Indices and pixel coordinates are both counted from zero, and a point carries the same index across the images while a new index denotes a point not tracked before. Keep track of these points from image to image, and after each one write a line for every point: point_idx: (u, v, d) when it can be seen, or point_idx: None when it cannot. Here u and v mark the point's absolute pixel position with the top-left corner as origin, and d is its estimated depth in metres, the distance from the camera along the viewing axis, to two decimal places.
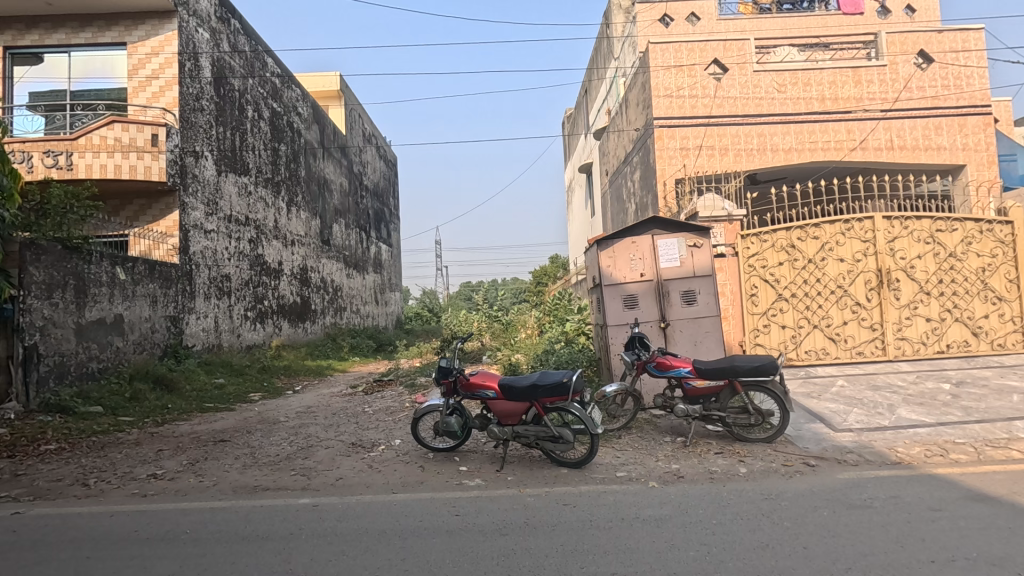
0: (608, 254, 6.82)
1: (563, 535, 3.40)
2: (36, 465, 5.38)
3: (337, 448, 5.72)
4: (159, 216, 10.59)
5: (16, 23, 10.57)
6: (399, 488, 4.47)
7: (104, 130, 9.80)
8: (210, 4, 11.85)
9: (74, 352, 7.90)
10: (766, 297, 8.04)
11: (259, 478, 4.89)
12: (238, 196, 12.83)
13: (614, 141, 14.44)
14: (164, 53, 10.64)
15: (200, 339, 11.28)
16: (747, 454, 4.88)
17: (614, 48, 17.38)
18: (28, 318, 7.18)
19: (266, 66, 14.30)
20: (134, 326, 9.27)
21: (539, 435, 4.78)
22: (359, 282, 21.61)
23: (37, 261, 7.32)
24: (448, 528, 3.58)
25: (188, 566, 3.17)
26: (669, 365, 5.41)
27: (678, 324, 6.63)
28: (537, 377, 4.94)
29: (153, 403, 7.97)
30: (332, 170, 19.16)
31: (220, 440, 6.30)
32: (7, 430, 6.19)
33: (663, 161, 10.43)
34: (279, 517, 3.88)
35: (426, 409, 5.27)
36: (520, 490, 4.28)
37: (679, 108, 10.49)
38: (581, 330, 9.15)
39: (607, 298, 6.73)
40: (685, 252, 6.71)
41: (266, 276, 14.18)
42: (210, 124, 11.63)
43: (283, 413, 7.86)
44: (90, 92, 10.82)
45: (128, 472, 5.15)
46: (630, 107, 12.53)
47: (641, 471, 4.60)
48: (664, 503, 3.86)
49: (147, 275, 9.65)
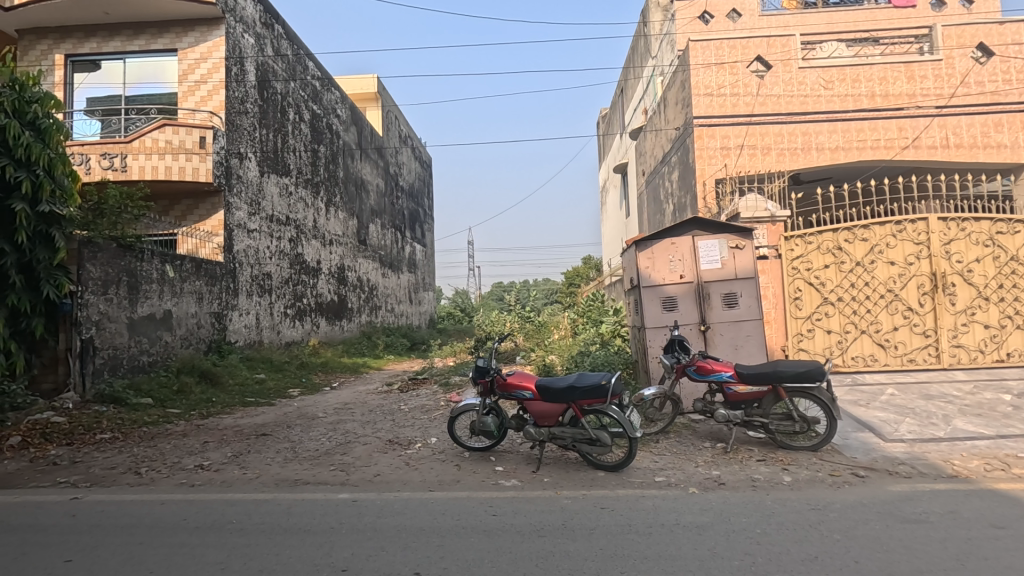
0: (646, 255, 6.74)
1: (602, 538, 3.36)
2: (92, 453, 5.64)
3: (374, 445, 5.80)
4: (205, 216, 10.94)
5: (77, 32, 11.13)
6: (436, 486, 4.50)
7: (155, 134, 10.19)
8: (255, 10, 12.24)
9: (127, 346, 8.26)
10: (810, 301, 7.79)
11: (299, 472, 5.01)
12: (280, 196, 13.19)
13: (651, 141, 14.24)
14: (212, 58, 11.01)
15: (242, 335, 11.62)
16: (792, 462, 4.74)
17: (652, 46, 17.11)
18: (86, 312, 7.52)
19: (307, 69, 14.66)
20: (181, 321, 9.62)
21: (577, 437, 4.74)
22: (394, 282, 21.92)
23: (93, 258, 7.67)
24: (486, 528, 3.58)
25: (235, 556, 3.25)
26: (710, 368, 5.29)
27: (719, 327, 6.48)
28: (575, 379, 4.90)
29: (200, 397, 8.27)
30: (369, 171, 19.49)
31: (263, 433, 6.48)
32: (66, 419, 6.50)
33: (703, 161, 10.22)
34: (321, 512, 3.96)
35: (462, 409, 5.30)
36: (557, 492, 4.25)
37: (720, 107, 10.28)
38: (616, 332, 9.08)
39: (645, 299, 6.65)
40: (727, 253, 6.56)
41: (305, 275, 14.53)
42: (254, 127, 12.00)
43: (321, 409, 8.02)
44: (143, 97, 11.27)
45: (176, 462, 5.35)
46: (668, 107, 12.35)
47: (680, 476, 4.52)
48: (706, 510, 3.77)
49: (194, 273, 9.99)
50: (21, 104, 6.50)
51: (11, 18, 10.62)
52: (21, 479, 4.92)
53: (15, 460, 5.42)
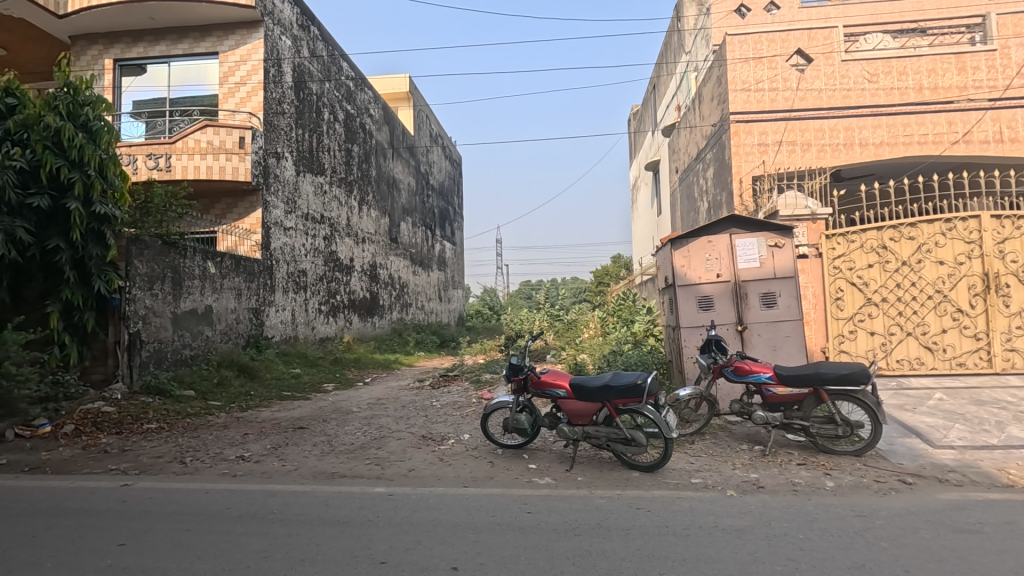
0: (682, 253, 6.65)
1: (638, 539, 3.33)
2: (140, 442, 5.86)
3: (408, 440, 5.88)
4: (244, 214, 11.25)
5: (124, 38, 11.57)
6: (470, 482, 4.54)
7: (197, 135, 10.50)
8: (293, 12, 12.50)
9: (171, 340, 8.55)
10: (852, 302, 7.57)
11: (336, 465, 5.11)
12: (315, 195, 13.46)
13: (685, 138, 14.00)
14: (251, 61, 11.30)
15: (279, 330, 11.91)
16: (834, 467, 4.60)
17: (686, 41, 16.83)
18: (133, 307, 7.80)
19: (341, 69, 14.91)
20: (221, 317, 9.91)
21: (611, 436, 4.71)
22: (424, 279, 22.13)
23: (141, 255, 7.95)
24: (521, 525, 3.59)
25: (277, 545, 3.34)
26: (747, 369, 5.17)
27: (756, 328, 6.34)
28: (609, 378, 4.86)
29: (238, 389, 8.51)
30: (400, 169, 19.72)
31: (300, 427, 6.64)
32: (115, 409, 6.77)
33: (739, 158, 10.03)
34: (358, 504, 4.04)
35: (496, 406, 5.32)
36: (591, 491, 4.23)
37: (758, 102, 10.06)
38: (649, 331, 9.00)
39: (680, 299, 6.56)
40: (765, 252, 6.42)
41: (339, 272, 14.79)
42: (291, 127, 12.27)
43: (355, 404, 8.15)
44: (186, 99, 11.62)
45: (218, 453, 5.52)
46: (703, 102, 12.14)
47: (717, 478, 4.44)
48: (744, 514, 3.70)
49: (233, 269, 10.27)
50: (74, 108, 6.83)
51: (65, 25, 11.10)
52: (75, 465, 5.16)
53: (70, 447, 5.68)
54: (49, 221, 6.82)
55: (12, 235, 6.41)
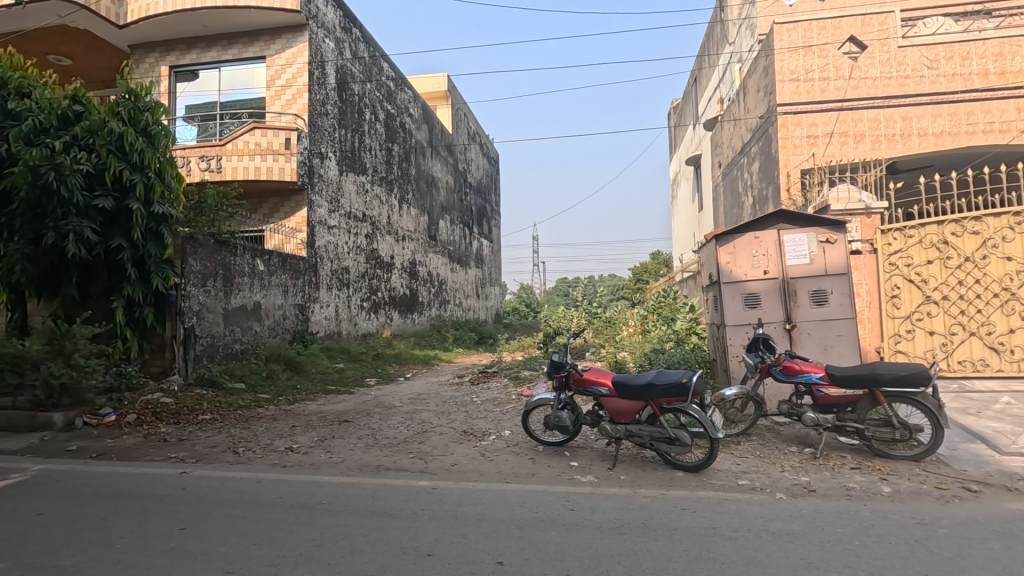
0: (727, 249, 6.48)
1: (684, 540, 3.28)
2: (196, 432, 6.13)
3: (450, 435, 5.95)
4: (290, 212, 11.61)
5: (179, 45, 12.07)
6: (512, 478, 4.56)
7: (246, 136, 10.90)
8: (336, 15, 12.79)
9: (223, 335, 8.90)
10: (910, 300, 7.23)
11: (380, 458, 5.23)
12: (357, 194, 13.75)
13: (729, 131, 13.67)
14: (296, 64, 11.63)
15: (323, 326, 12.24)
16: (891, 472, 4.42)
17: (729, 31, 16.38)
18: (187, 303, 8.14)
19: (382, 70, 15.16)
20: (269, 312, 10.26)
21: (654, 435, 4.65)
22: (462, 276, 22.31)
23: (195, 253, 8.30)
24: (564, 522, 3.59)
25: (328, 534, 3.43)
26: (797, 369, 5.00)
27: (806, 326, 6.14)
28: (653, 376, 4.80)
29: (285, 383, 8.80)
30: (439, 168, 19.93)
31: (345, 420, 6.81)
32: (172, 400, 7.10)
33: (787, 151, 9.73)
34: (403, 497, 4.11)
35: (538, 403, 5.32)
36: (634, 490, 4.19)
37: (808, 93, 9.72)
38: (692, 330, 8.83)
39: (725, 296, 6.40)
40: (816, 248, 6.21)
41: (380, 270, 15.08)
42: (334, 127, 12.56)
43: (397, 399, 8.30)
44: (236, 102, 12.04)
45: (269, 444, 5.72)
46: (748, 94, 11.80)
47: (765, 481, 4.33)
48: (796, 518, 3.59)
49: (280, 267, 10.60)
50: (135, 113, 7.22)
51: (125, 34, 11.67)
52: (138, 452, 5.45)
53: (132, 435, 6.00)
54: (112, 222, 7.19)
55: (81, 235, 6.79)
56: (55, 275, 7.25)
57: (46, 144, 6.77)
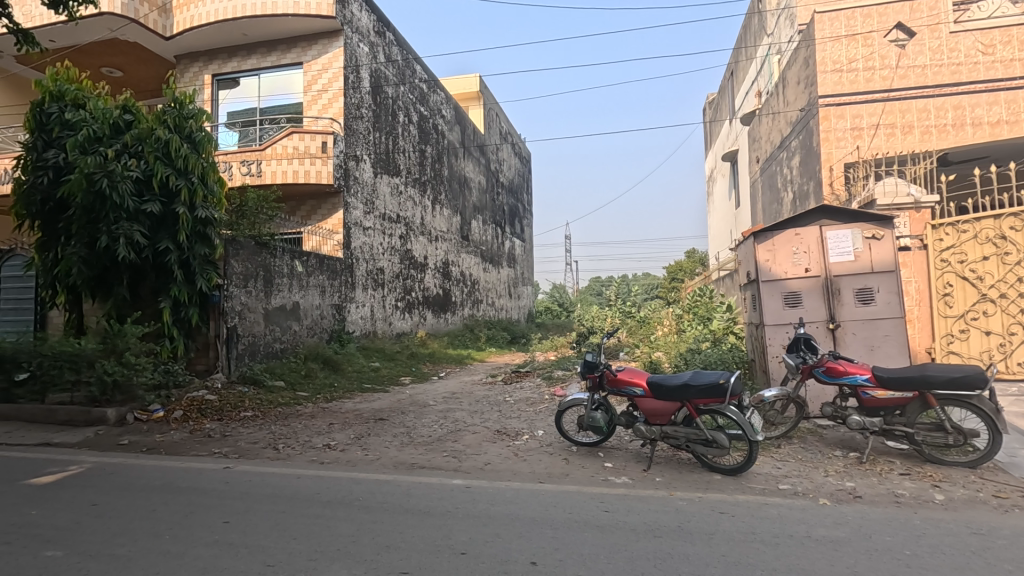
0: (766, 247, 6.29)
1: (722, 544, 3.20)
2: (238, 429, 6.34)
3: (483, 434, 5.97)
4: (327, 214, 11.87)
5: (220, 54, 12.48)
6: (546, 478, 4.54)
7: (285, 141, 11.20)
8: (370, 20, 13.01)
9: (264, 334, 9.17)
10: (964, 298, 6.90)
11: (415, 456, 5.29)
12: (392, 196, 13.95)
13: (767, 125, 13.32)
14: (332, 69, 11.89)
15: (359, 326, 12.48)
16: (943, 479, 4.21)
17: (767, 22, 15.94)
18: (230, 303, 8.42)
19: (415, 72, 15.35)
20: (308, 312, 10.51)
21: (691, 437, 4.56)
22: (495, 276, 22.38)
23: (237, 255, 8.57)
24: (598, 524, 3.55)
25: (364, 530, 3.49)
26: (842, 370, 4.82)
27: (851, 325, 5.91)
28: (689, 376, 4.71)
29: (323, 381, 9.01)
30: (471, 168, 20.05)
31: (380, 418, 6.93)
32: (216, 397, 7.36)
33: (829, 144, 9.41)
34: (438, 495, 4.14)
35: (571, 403, 5.28)
36: (670, 492, 4.11)
37: (851, 84, 9.42)
38: (729, 330, 8.63)
39: (764, 295, 6.22)
40: (861, 245, 6.00)
41: (414, 270, 15.27)
42: (369, 130, 12.78)
43: (431, 398, 8.38)
44: (275, 108, 12.38)
45: (307, 441, 5.86)
46: (788, 87, 11.46)
47: (808, 485, 4.19)
48: (840, 524, 3.46)
49: (318, 268, 10.85)
50: (180, 121, 7.53)
51: (171, 45, 12.16)
52: (184, 447, 5.66)
53: (179, 431, 6.23)
54: (160, 225, 7.49)
55: (131, 239, 7.10)
56: (108, 277, 7.59)
57: (100, 152, 7.12)
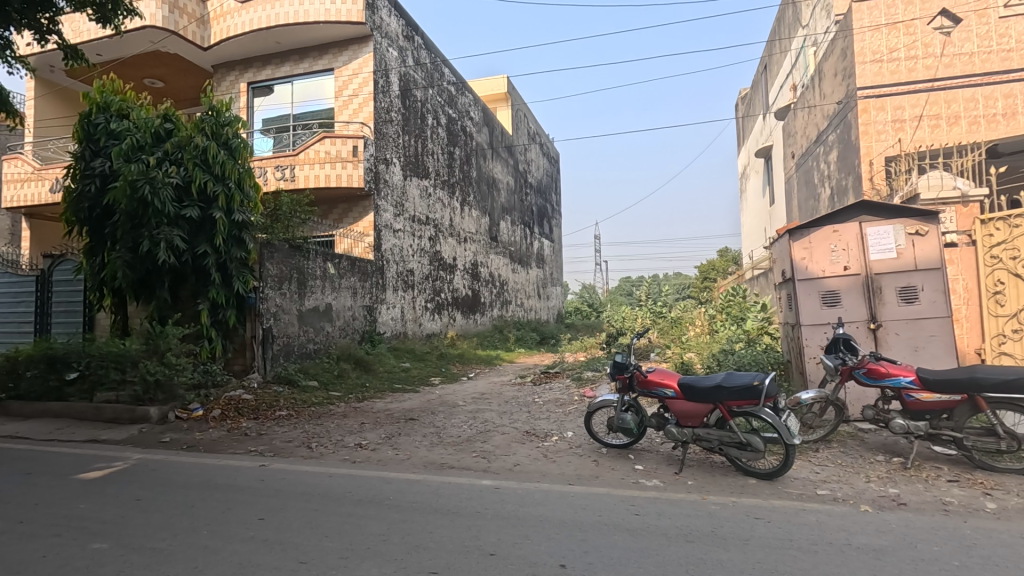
0: (802, 244, 6.10)
1: (757, 551, 3.11)
2: (273, 427, 6.49)
3: (512, 435, 5.96)
4: (358, 217, 12.07)
5: (255, 63, 12.82)
6: (575, 480, 4.51)
7: (317, 146, 11.42)
8: (398, 24, 13.16)
9: (298, 335, 9.37)
10: (1017, 296, 6.45)
11: (445, 455, 5.32)
12: (421, 198, 14.08)
13: (802, 119, 12.98)
14: (362, 74, 12.08)
15: (390, 327, 12.64)
16: (995, 487, 4.01)
17: (802, 14, 15.50)
18: (265, 304, 8.64)
19: (443, 75, 15.48)
20: (340, 313, 10.70)
21: (724, 440, 4.45)
22: (524, 277, 22.37)
23: (272, 257, 8.79)
24: (629, 527, 3.50)
25: (394, 529, 3.52)
26: (883, 372, 4.64)
27: (894, 325, 5.69)
28: (721, 378, 4.59)
29: (355, 381, 9.15)
30: (500, 169, 20.10)
31: (410, 418, 6.99)
32: (253, 396, 7.55)
33: (869, 137, 9.11)
34: (467, 496, 4.16)
35: (600, 404, 5.23)
36: (703, 496, 4.02)
37: (892, 74, 9.09)
38: (764, 330, 8.41)
39: (801, 294, 6.03)
40: (903, 241, 5.78)
41: (443, 271, 15.39)
42: (398, 134, 12.94)
43: (460, 398, 8.41)
44: (307, 113, 12.64)
45: (339, 440, 5.96)
46: (824, 79, 11.12)
47: (848, 491, 4.04)
48: (883, 532, 3.32)
49: (349, 270, 11.04)
50: (217, 128, 7.77)
51: (209, 55, 12.57)
52: (222, 445, 5.83)
53: (218, 429, 6.43)
54: (198, 230, 7.74)
55: (171, 243, 7.35)
56: (150, 280, 7.87)
57: (142, 160, 7.39)
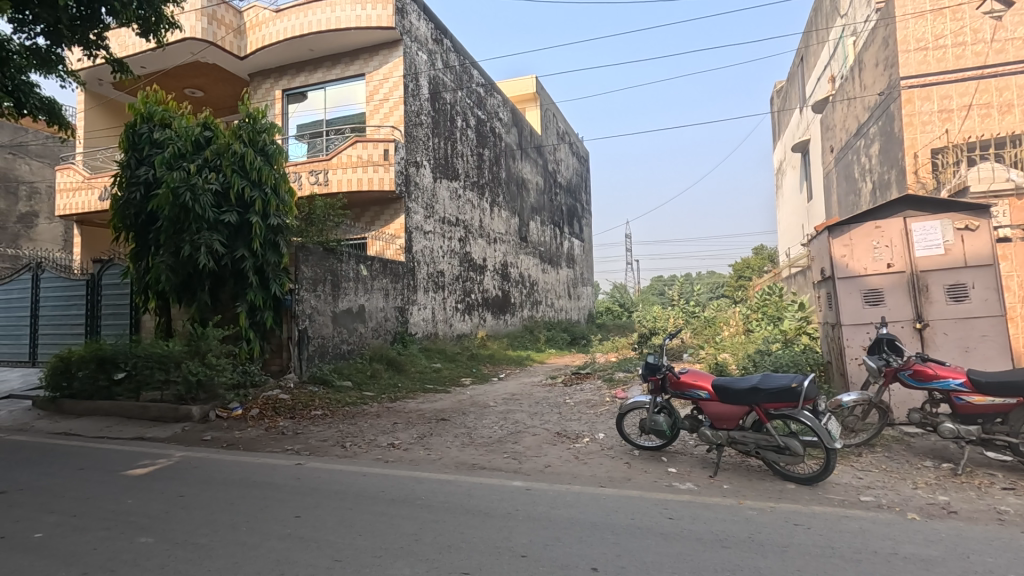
0: (843, 241, 5.89)
1: (797, 558, 3.02)
2: (309, 427, 6.63)
3: (543, 436, 5.95)
4: (390, 220, 12.26)
5: (290, 70, 13.15)
6: (607, 482, 4.46)
7: (349, 150, 11.63)
8: (428, 28, 13.30)
9: (332, 336, 9.56)
10: None
11: (476, 456, 5.34)
12: (451, 199, 14.20)
13: (841, 112, 12.60)
14: (393, 78, 12.25)
15: (421, 328, 12.77)
16: None
17: (840, 3, 15.04)
18: (301, 306, 8.85)
19: (472, 77, 15.59)
20: (372, 314, 10.86)
21: (761, 443, 4.34)
22: (554, 277, 22.30)
23: (307, 260, 8.99)
24: (663, 531, 3.44)
25: (426, 529, 3.55)
26: (931, 374, 4.44)
27: (941, 325, 5.44)
28: (758, 380, 4.47)
29: (388, 381, 9.27)
30: (529, 169, 20.10)
31: (442, 418, 7.05)
32: (289, 396, 7.74)
33: (914, 128, 8.84)
34: (498, 497, 4.16)
35: (632, 406, 5.16)
36: (739, 501, 3.92)
37: (938, 62, 8.77)
38: (802, 330, 8.17)
39: (841, 293, 5.83)
40: (952, 236, 5.51)
41: (473, 272, 15.47)
42: (428, 136, 13.07)
43: (490, 399, 8.43)
44: (340, 119, 12.89)
45: (373, 439, 6.05)
46: (864, 70, 10.78)
47: (893, 498, 3.88)
48: (932, 542, 3.18)
49: (381, 271, 11.20)
50: (254, 135, 7.99)
51: (246, 64, 12.94)
52: (261, 444, 5.99)
53: (256, 428, 6.61)
54: (236, 234, 7.96)
55: (211, 247, 7.59)
56: (192, 284, 8.14)
57: (184, 167, 7.65)
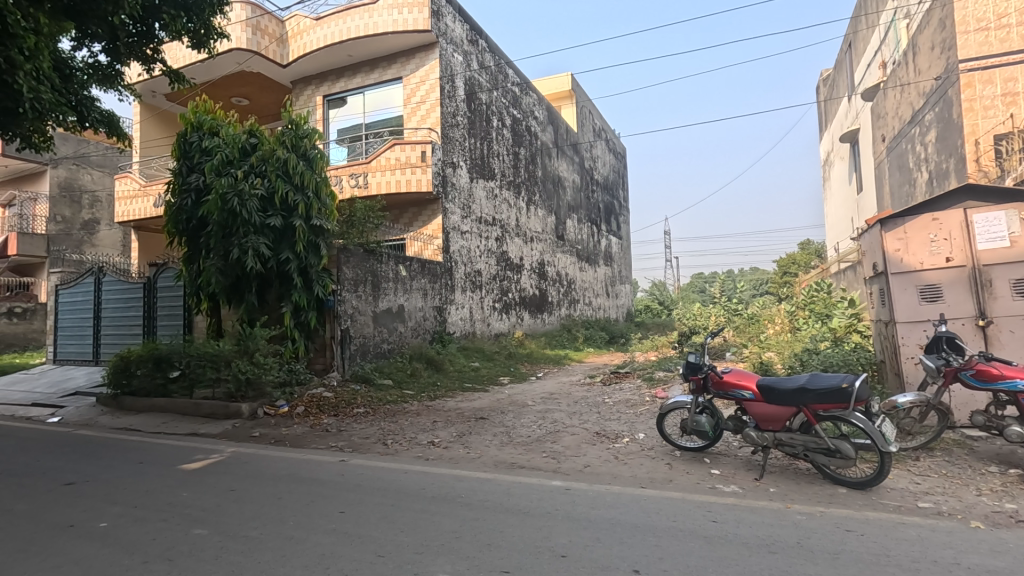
0: (896, 235, 5.62)
1: (850, 566, 2.89)
2: (351, 424, 6.79)
3: (582, 435, 5.91)
4: (427, 220, 12.42)
5: (330, 77, 13.47)
6: (648, 483, 4.39)
7: (388, 153, 11.84)
8: (463, 29, 13.41)
9: (373, 335, 9.75)
10: None
11: (515, 455, 5.35)
12: (487, 199, 14.26)
13: (894, 98, 12.04)
14: (429, 80, 12.39)
15: (459, 327, 12.88)
16: None
17: None
18: (343, 306, 9.07)
19: (507, 76, 15.61)
20: (412, 314, 11.02)
21: (809, 445, 4.18)
22: (591, 275, 22.12)
23: (348, 261, 9.20)
24: (706, 534, 3.36)
25: (466, 527, 3.58)
26: (996, 374, 4.18)
27: (1007, 322, 5.15)
28: (806, 379, 4.32)
29: (427, 380, 9.40)
30: (565, 167, 20.00)
31: (481, 417, 7.09)
32: (332, 394, 7.94)
33: (974, 114, 8.43)
34: (538, 496, 4.15)
35: (673, 406, 5.06)
36: (787, 505, 3.79)
37: (1001, 42, 8.28)
38: (852, 328, 7.84)
39: (895, 288, 5.56)
40: (1018, 228, 5.18)
41: (510, 271, 15.49)
42: (464, 137, 13.17)
43: (529, 398, 8.44)
44: (378, 122, 13.12)
45: (413, 437, 6.14)
46: (918, 54, 10.27)
47: (955, 505, 3.68)
48: (998, 553, 2.99)
49: (419, 272, 11.35)
50: (297, 140, 8.24)
51: (289, 72, 13.34)
52: (306, 440, 6.16)
53: (301, 425, 6.81)
54: (281, 237, 8.21)
55: (258, 251, 7.86)
56: (240, 285, 8.44)
57: (231, 173, 7.95)
